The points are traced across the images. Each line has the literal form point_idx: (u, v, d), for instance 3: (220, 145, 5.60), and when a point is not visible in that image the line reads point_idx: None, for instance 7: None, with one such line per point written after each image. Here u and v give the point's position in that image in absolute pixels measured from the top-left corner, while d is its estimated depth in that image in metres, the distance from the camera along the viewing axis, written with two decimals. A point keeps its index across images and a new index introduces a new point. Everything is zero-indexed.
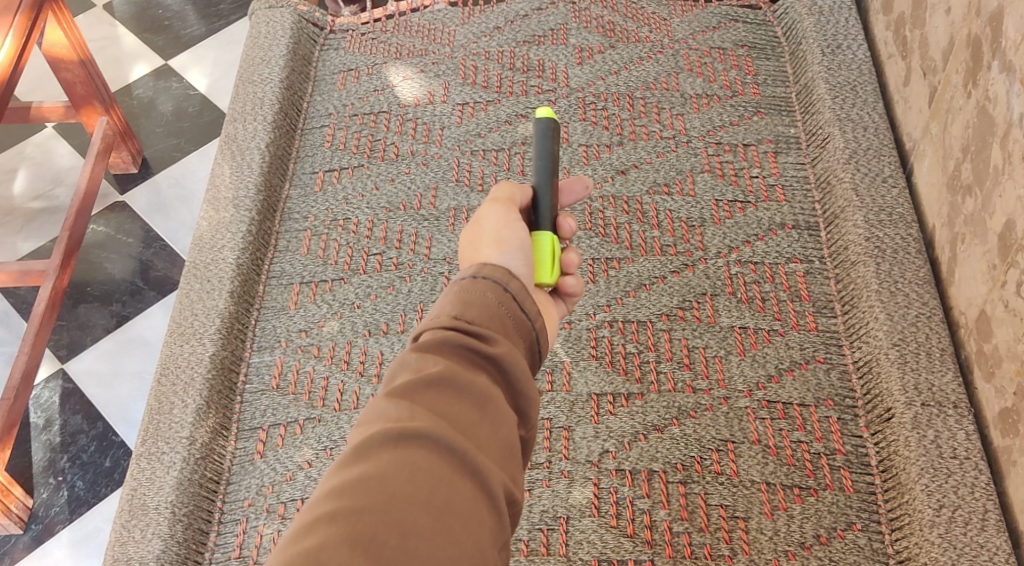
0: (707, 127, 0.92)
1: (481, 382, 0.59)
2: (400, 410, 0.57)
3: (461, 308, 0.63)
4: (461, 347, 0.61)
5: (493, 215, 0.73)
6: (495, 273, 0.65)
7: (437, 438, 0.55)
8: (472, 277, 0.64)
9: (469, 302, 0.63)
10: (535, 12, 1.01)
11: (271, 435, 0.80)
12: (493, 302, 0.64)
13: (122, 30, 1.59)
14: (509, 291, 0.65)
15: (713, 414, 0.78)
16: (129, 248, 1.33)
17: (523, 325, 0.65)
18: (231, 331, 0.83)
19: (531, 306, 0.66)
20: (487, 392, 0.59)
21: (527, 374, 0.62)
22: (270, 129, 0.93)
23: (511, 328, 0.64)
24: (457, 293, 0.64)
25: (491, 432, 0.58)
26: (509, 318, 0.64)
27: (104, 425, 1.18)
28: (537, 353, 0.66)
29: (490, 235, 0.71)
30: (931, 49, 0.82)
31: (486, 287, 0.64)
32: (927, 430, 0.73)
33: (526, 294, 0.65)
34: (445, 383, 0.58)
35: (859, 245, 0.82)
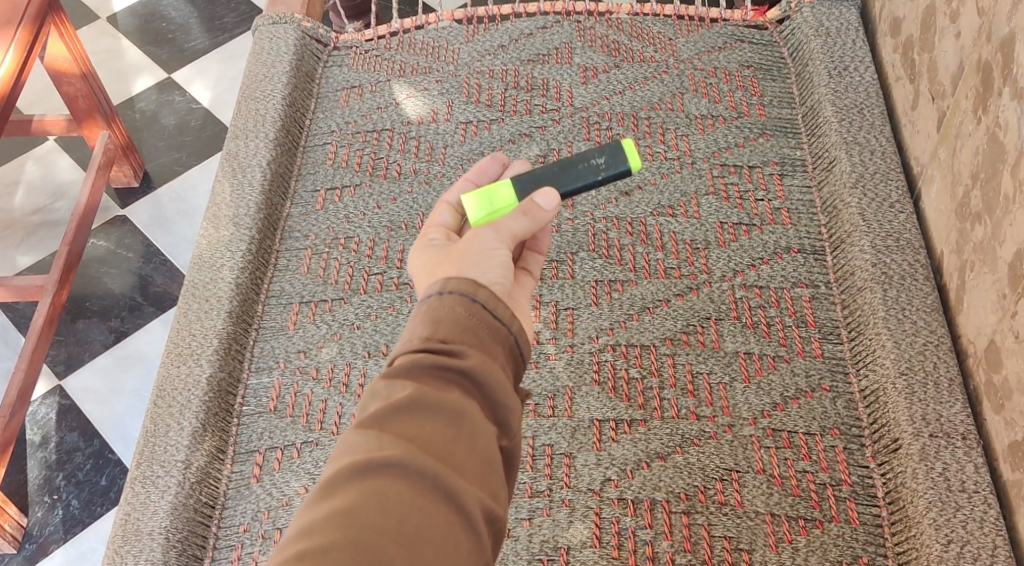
0: (712, 148, 0.91)
1: (454, 399, 0.58)
2: (369, 441, 0.56)
3: (431, 327, 0.60)
4: (432, 367, 0.59)
5: (485, 239, 0.65)
6: (461, 285, 0.62)
7: (405, 465, 0.54)
8: (439, 293, 0.62)
9: (439, 318, 0.61)
10: (540, 31, 1.01)
11: (268, 458, 0.78)
12: (464, 316, 0.61)
13: (125, 43, 1.59)
14: (479, 301, 0.62)
15: (717, 442, 0.77)
16: (128, 264, 1.32)
17: (499, 332, 0.62)
18: (229, 352, 0.82)
19: (503, 311, 0.62)
20: (460, 410, 0.58)
21: (505, 384, 0.60)
22: (272, 146, 0.93)
23: (485, 338, 0.61)
24: (426, 311, 0.61)
25: (466, 449, 0.57)
26: (483, 328, 0.61)
27: (100, 443, 1.17)
28: (521, 356, 0.63)
29: (478, 257, 0.64)
30: (940, 73, 0.81)
31: (454, 301, 0.61)
32: (935, 462, 0.72)
33: (496, 302, 0.62)
34: (415, 407, 0.57)
35: (866, 270, 0.81)
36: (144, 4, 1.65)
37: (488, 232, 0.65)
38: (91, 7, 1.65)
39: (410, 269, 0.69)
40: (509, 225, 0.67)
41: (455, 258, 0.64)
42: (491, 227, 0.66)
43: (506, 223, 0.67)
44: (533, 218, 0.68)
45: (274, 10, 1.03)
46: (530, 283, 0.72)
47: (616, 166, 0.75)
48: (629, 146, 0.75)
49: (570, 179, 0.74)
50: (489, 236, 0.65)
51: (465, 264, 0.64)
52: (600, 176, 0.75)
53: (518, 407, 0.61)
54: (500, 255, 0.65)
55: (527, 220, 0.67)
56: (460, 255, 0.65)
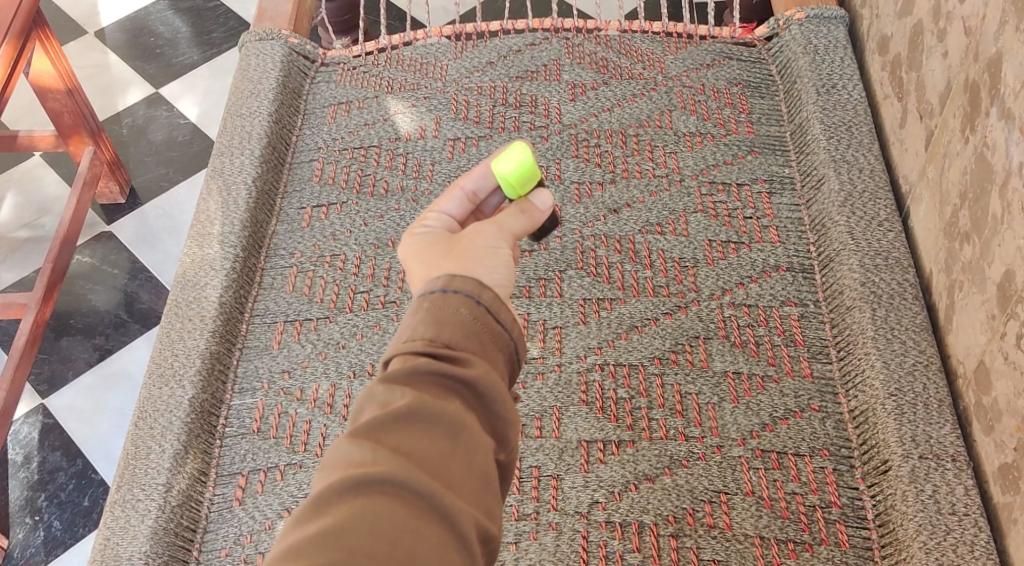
0: (701, 165, 0.90)
1: (454, 409, 0.57)
2: (364, 454, 0.55)
3: (434, 330, 0.60)
4: (432, 373, 0.58)
5: (490, 236, 0.66)
6: (467, 286, 0.62)
7: (400, 482, 0.53)
8: (444, 290, 0.61)
9: (443, 321, 0.60)
10: (528, 47, 1.00)
11: (250, 481, 0.77)
12: (468, 318, 0.61)
13: (112, 58, 1.58)
14: (483, 303, 0.61)
15: (705, 463, 0.76)
16: (114, 280, 1.31)
17: (500, 337, 0.62)
18: (212, 373, 0.81)
19: (506, 315, 0.62)
20: (459, 421, 0.57)
21: (506, 396, 0.60)
22: (258, 163, 0.92)
23: (487, 344, 0.61)
24: (428, 310, 0.61)
25: (463, 463, 0.56)
26: (486, 333, 0.61)
27: (83, 463, 1.16)
28: (517, 362, 0.63)
29: (480, 253, 0.65)
30: (928, 92, 0.81)
31: (460, 301, 0.61)
32: (925, 485, 0.71)
33: (499, 305, 0.62)
34: (413, 417, 0.56)
35: (854, 289, 0.80)
36: (132, 18, 1.64)
37: (493, 230, 0.66)
38: (79, 22, 1.64)
39: (402, 254, 0.68)
40: (510, 223, 0.68)
41: (457, 254, 0.64)
42: (494, 225, 0.67)
43: (506, 221, 0.68)
44: (529, 216, 0.69)
45: (260, 26, 1.02)
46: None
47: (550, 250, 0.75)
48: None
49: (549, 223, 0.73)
50: (491, 233, 0.66)
51: (469, 260, 0.64)
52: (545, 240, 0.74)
53: (517, 418, 0.61)
54: (501, 254, 0.65)
55: (524, 219, 0.69)
56: (462, 251, 0.65)
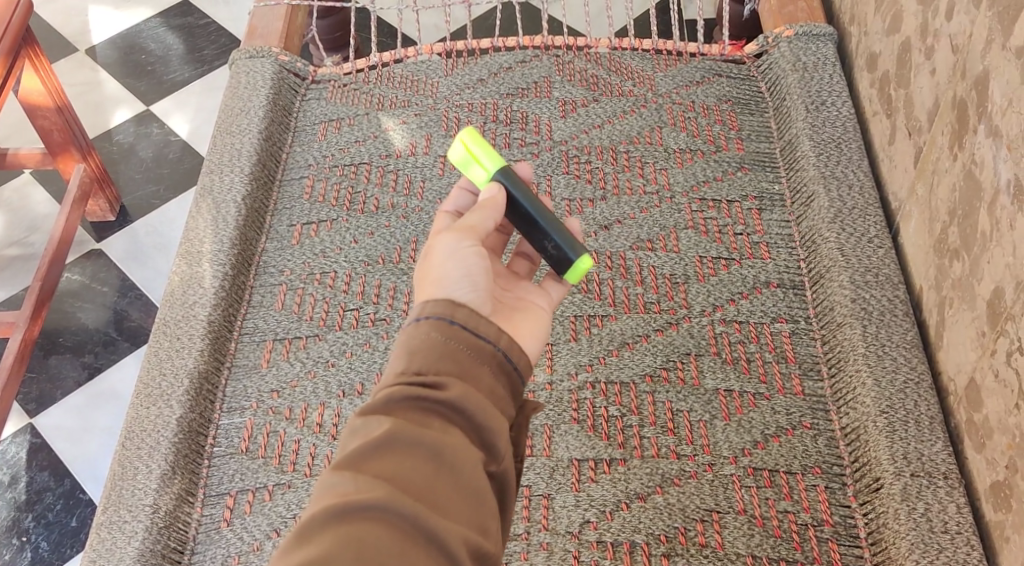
0: (691, 182, 0.90)
1: (433, 432, 0.57)
2: (346, 483, 0.54)
3: (407, 360, 0.60)
4: (409, 400, 0.58)
5: (451, 243, 0.65)
6: (437, 308, 0.61)
7: (383, 506, 0.53)
8: (415, 320, 0.61)
9: (414, 348, 0.60)
10: (519, 65, 1.00)
11: (239, 501, 0.77)
12: (441, 340, 0.60)
13: (104, 75, 1.58)
14: (456, 321, 0.61)
15: (697, 481, 0.75)
16: (104, 298, 1.31)
17: (482, 351, 0.61)
18: (200, 393, 0.81)
19: (486, 328, 0.62)
20: (440, 442, 0.57)
21: (489, 412, 0.59)
22: (247, 180, 0.91)
23: (467, 361, 0.60)
24: (401, 342, 0.61)
25: (449, 484, 0.56)
26: (464, 350, 0.60)
27: (71, 483, 1.15)
28: (512, 371, 0.62)
29: (442, 263, 0.64)
30: (917, 109, 0.81)
31: (430, 326, 0.61)
32: (917, 503, 0.71)
33: (476, 318, 0.62)
34: (394, 443, 0.56)
35: (845, 306, 0.80)
36: (123, 36, 1.63)
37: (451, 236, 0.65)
38: (70, 39, 1.63)
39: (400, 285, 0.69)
40: (467, 223, 0.67)
41: (425, 271, 0.64)
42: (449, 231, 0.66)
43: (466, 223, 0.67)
44: (488, 209, 0.68)
45: (251, 43, 1.02)
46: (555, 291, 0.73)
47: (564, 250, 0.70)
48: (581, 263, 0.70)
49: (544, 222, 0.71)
50: (450, 240, 0.65)
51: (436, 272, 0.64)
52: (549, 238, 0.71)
53: (506, 432, 0.60)
54: (465, 254, 0.65)
55: (484, 213, 0.68)
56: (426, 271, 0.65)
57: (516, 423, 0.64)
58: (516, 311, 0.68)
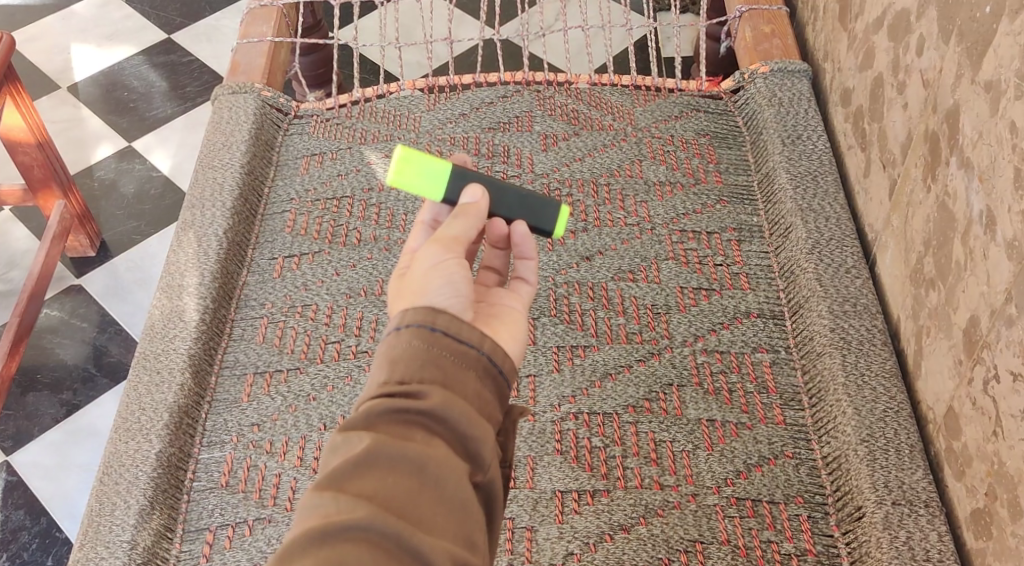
0: (671, 214, 0.91)
1: (417, 445, 0.57)
2: (328, 505, 0.54)
3: (389, 370, 0.60)
4: (391, 413, 0.58)
5: (431, 257, 0.64)
6: (416, 316, 0.61)
7: (365, 526, 0.52)
8: (396, 329, 0.61)
9: (395, 357, 0.60)
10: (500, 100, 1.01)
11: (218, 536, 0.76)
12: (422, 348, 0.60)
13: (86, 112, 1.58)
14: (438, 328, 0.60)
15: (681, 512, 0.75)
16: (83, 334, 1.30)
17: (467, 355, 0.61)
18: (180, 426, 0.80)
19: (469, 333, 0.61)
20: (423, 455, 0.56)
21: (474, 418, 0.59)
22: (229, 214, 0.91)
23: (451, 367, 0.60)
24: (383, 353, 0.61)
25: (434, 497, 0.56)
26: (447, 357, 0.60)
27: (47, 521, 1.14)
28: (500, 374, 0.62)
29: (419, 279, 0.63)
30: (890, 142, 0.83)
31: (411, 334, 0.60)
32: (899, 531, 0.71)
33: (458, 324, 0.61)
34: (375, 459, 0.56)
35: (824, 335, 0.81)
36: (106, 73, 1.64)
37: (430, 250, 0.64)
38: (52, 76, 1.64)
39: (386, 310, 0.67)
40: (448, 233, 0.66)
41: (406, 289, 0.63)
42: (432, 244, 0.65)
43: (445, 234, 0.66)
44: (469, 217, 0.67)
45: (234, 79, 1.03)
46: (525, 294, 0.71)
47: (545, 215, 0.74)
48: (563, 212, 0.74)
49: (512, 195, 0.73)
50: (431, 254, 0.64)
51: (416, 290, 0.63)
52: (521, 216, 0.73)
53: (492, 438, 0.60)
54: (452, 265, 0.64)
55: (463, 220, 0.67)
56: (409, 284, 0.63)
57: (506, 429, 0.64)
58: (494, 317, 0.67)
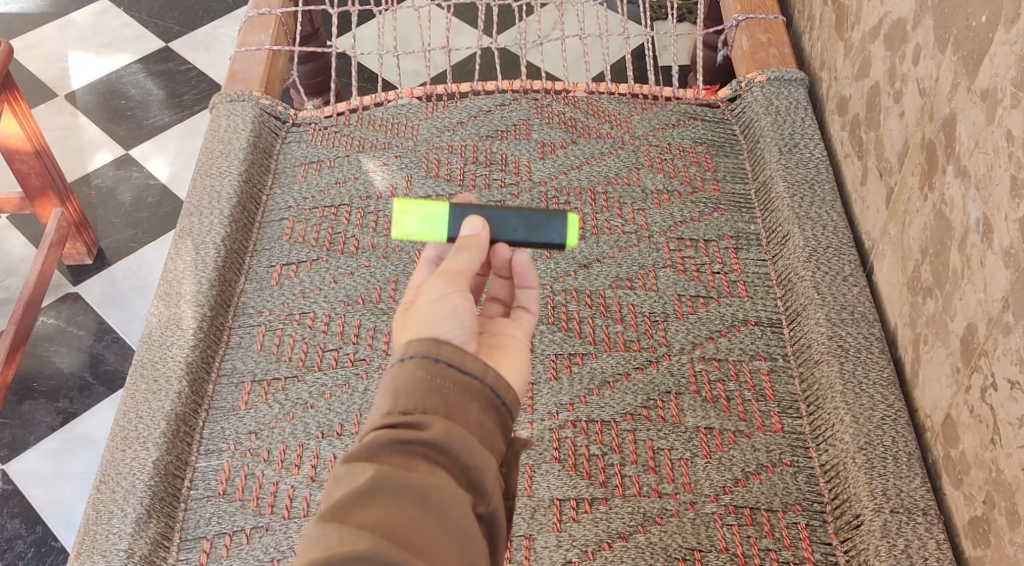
0: (668, 222, 0.91)
1: (419, 475, 0.57)
2: (330, 536, 0.54)
3: (392, 400, 0.60)
4: (393, 443, 0.58)
5: (436, 289, 0.65)
6: (421, 347, 0.61)
7: (367, 558, 0.52)
8: (400, 360, 0.61)
9: (398, 388, 0.60)
10: (498, 108, 1.01)
11: (215, 545, 0.76)
12: (425, 378, 0.60)
13: (83, 120, 1.58)
14: (441, 358, 0.61)
15: (679, 520, 0.75)
16: (80, 342, 1.30)
17: (469, 386, 0.61)
18: (177, 434, 0.80)
19: (471, 364, 0.61)
20: (425, 486, 0.56)
21: (476, 449, 0.59)
22: (227, 222, 0.91)
23: (454, 397, 0.60)
24: (386, 384, 0.61)
25: (437, 527, 0.56)
26: (450, 387, 0.60)
27: (43, 530, 1.13)
28: (502, 405, 0.62)
29: (423, 311, 0.63)
30: (887, 150, 0.83)
31: (414, 365, 0.60)
32: (897, 539, 0.71)
33: (461, 355, 0.61)
34: (378, 490, 0.56)
35: (822, 343, 0.81)
36: (104, 81, 1.64)
37: (435, 283, 0.65)
38: (50, 85, 1.64)
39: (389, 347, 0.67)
40: (452, 267, 0.67)
41: (411, 321, 0.64)
42: (436, 277, 0.65)
43: (449, 268, 0.67)
44: (471, 250, 0.68)
45: (232, 87, 1.03)
46: (529, 324, 0.71)
47: (551, 229, 0.73)
48: (570, 221, 0.73)
49: (513, 220, 0.73)
50: (435, 286, 0.65)
51: (421, 321, 0.63)
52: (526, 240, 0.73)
53: (494, 469, 0.60)
54: (456, 297, 0.64)
55: (465, 253, 0.68)
56: (414, 317, 0.64)
57: (509, 460, 0.64)
58: (498, 348, 0.66)
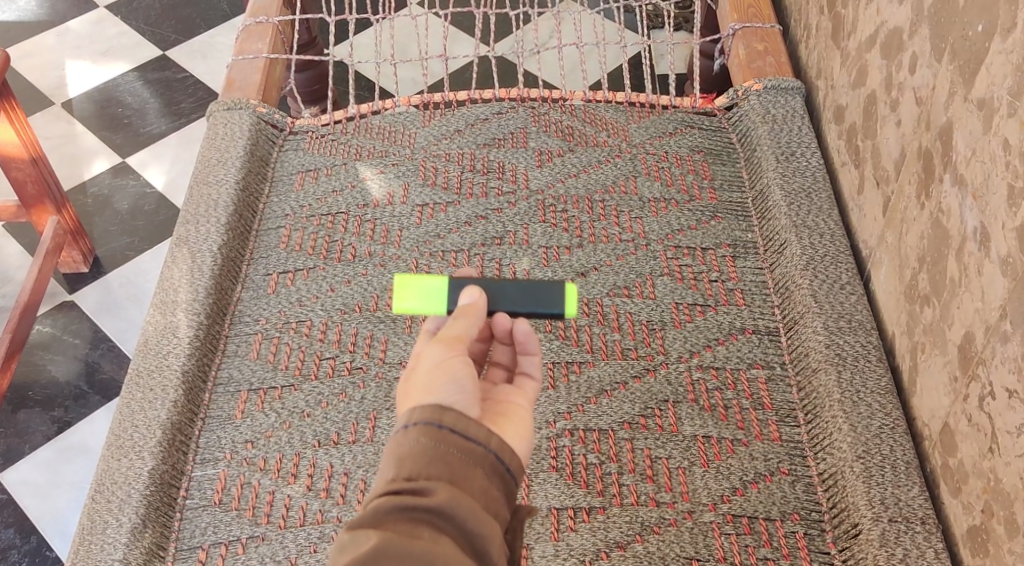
0: (666, 230, 0.91)
1: (423, 541, 0.56)
2: None
3: (397, 468, 0.60)
4: (398, 510, 0.57)
5: (436, 356, 0.65)
6: (423, 414, 0.61)
7: None
8: (403, 426, 0.61)
9: (404, 455, 0.60)
10: (495, 116, 1.01)
11: (211, 554, 0.75)
12: (429, 445, 0.60)
13: (80, 128, 1.58)
14: (445, 425, 0.61)
15: (677, 529, 0.75)
16: (75, 350, 1.29)
17: (473, 453, 0.60)
18: (172, 444, 0.79)
19: (476, 430, 0.61)
20: (430, 551, 0.56)
21: (481, 515, 0.59)
22: (224, 231, 0.91)
23: (458, 463, 0.60)
24: (391, 451, 0.61)
25: None
26: (455, 453, 0.60)
27: (37, 540, 1.13)
28: (506, 471, 0.61)
29: (424, 379, 0.63)
30: (884, 158, 0.83)
31: (419, 432, 0.60)
32: (895, 549, 0.71)
33: (465, 421, 0.61)
34: (382, 556, 0.55)
35: (820, 352, 0.81)
36: (100, 89, 1.64)
37: (434, 350, 0.65)
38: (46, 92, 1.64)
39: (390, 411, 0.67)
40: (451, 332, 0.67)
41: (411, 389, 0.64)
42: (436, 343, 0.66)
43: (449, 334, 0.67)
44: (472, 316, 0.68)
45: (229, 96, 1.03)
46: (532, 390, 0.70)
47: (551, 299, 0.74)
48: (569, 290, 0.74)
49: (512, 290, 0.73)
50: (435, 353, 0.65)
51: (423, 389, 0.63)
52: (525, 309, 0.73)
53: (499, 536, 0.60)
54: (456, 363, 0.64)
55: (465, 317, 0.68)
56: (415, 385, 0.64)
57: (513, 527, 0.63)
58: (502, 414, 0.66)
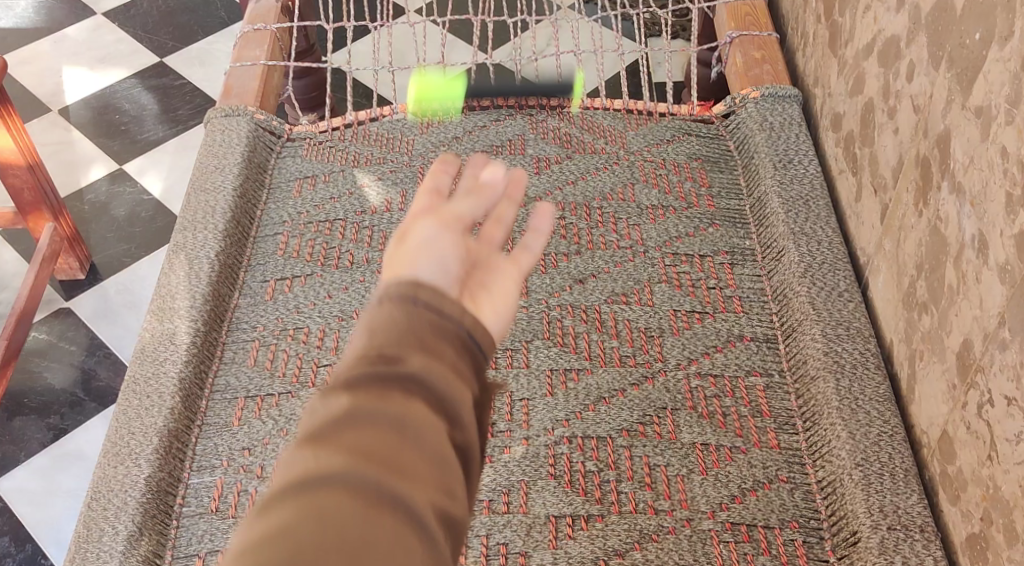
0: (664, 237, 0.91)
1: (391, 411, 0.51)
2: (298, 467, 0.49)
3: (368, 337, 0.54)
4: (370, 376, 0.52)
5: (423, 235, 0.62)
6: (399, 289, 0.55)
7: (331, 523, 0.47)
8: (376, 301, 0.55)
9: (374, 324, 0.54)
10: (493, 123, 1.02)
11: (208, 562, 0.75)
12: (401, 318, 0.54)
13: (77, 135, 1.58)
14: (420, 302, 0.55)
15: (675, 537, 0.75)
16: (71, 357, 1.29)
17: (445, 328, 0.54)
18: (169, 451, 0.79)
19: (453, 307, 0.55)
20: (399, 419, 0.51)
21: (454, 382, 0.53)
22: (221, 237, 0.91)
23: (428, 333, 0.54)
24: (363, 321, 0.55)
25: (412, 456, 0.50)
26: (426, 322, 0.54)
27: (33, 548, 1.12)
28: (479, 352, 0.56)
29: (408, 251, 0.60)
30: (882, 166, 0.83)
31: (393, 306, 0.55)
32: (895, 556, 0.71)
33: (441, 298, 0.55)
34: (347, 431, 0.50)
35: (818, 359, 0.81)
36: (98, 96, 1.64)
37: (420, 238, 0.61)
38: (44, 99, 1.64)
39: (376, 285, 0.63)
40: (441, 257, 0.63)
41: (395, 259, 0.60)
42: (426, 220, 0.63)
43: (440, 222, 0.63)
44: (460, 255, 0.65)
45: (227, 102, 1.03)
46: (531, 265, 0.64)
47: None
48: None
49: None
50: (423, 233, 0.62)
51: (404, 260, 0.60)
52: None
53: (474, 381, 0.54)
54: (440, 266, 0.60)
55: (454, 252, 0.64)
56: (400, 256, 0.60)
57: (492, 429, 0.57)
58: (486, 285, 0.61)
